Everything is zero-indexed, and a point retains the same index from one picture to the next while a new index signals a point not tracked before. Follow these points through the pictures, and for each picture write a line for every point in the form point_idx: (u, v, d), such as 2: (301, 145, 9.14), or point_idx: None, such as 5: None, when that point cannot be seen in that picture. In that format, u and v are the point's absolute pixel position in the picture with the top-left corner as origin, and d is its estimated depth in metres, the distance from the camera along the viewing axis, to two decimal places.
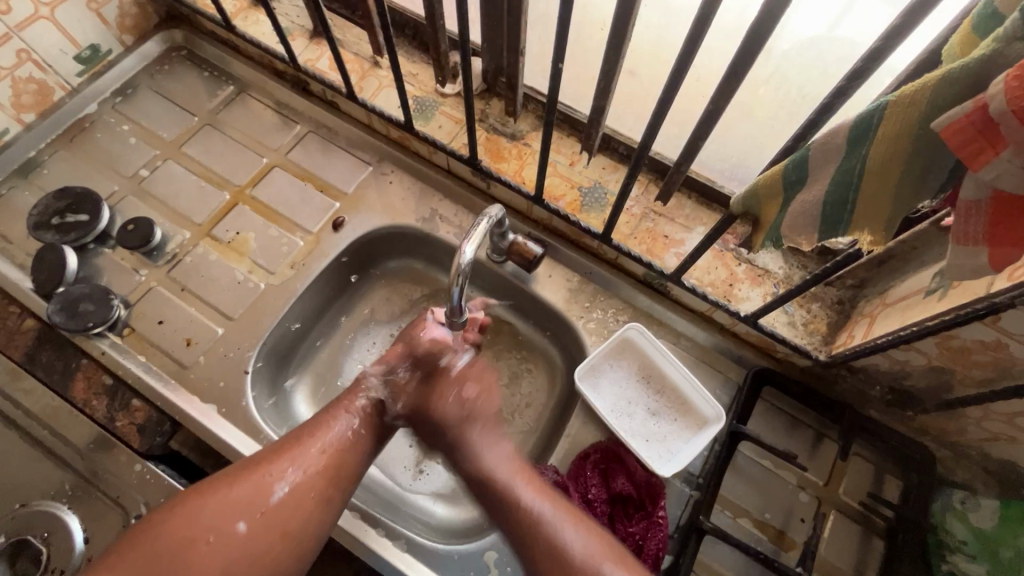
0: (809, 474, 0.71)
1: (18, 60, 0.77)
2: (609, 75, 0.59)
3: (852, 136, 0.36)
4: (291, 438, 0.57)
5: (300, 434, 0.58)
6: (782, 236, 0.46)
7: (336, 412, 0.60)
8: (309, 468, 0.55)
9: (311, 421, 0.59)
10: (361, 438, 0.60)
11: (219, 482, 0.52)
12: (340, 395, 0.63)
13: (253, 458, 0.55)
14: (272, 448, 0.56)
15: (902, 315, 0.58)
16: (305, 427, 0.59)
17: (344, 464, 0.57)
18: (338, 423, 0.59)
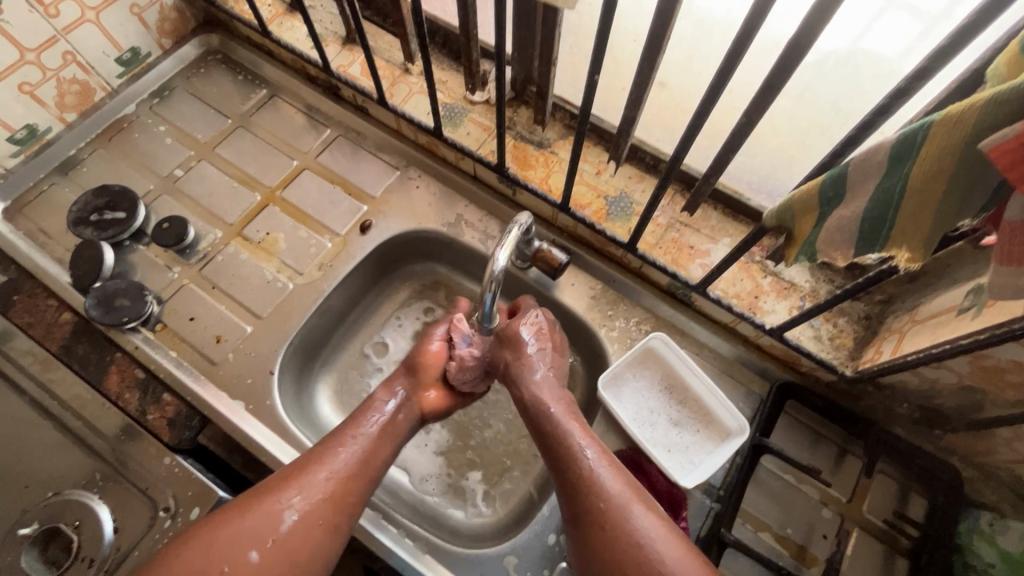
0: (832, 490, 0.71)
1: (64, 61, 0.80)
2: (641, 87, 0.60)
3: (894, 154, 0.37)
4: (298, 464, 0.57)
5: (305, 463, 0.57)
6: (816, 250, 0.47)
7: (342, 438, 0.60)
8: (316, 495, 0.55)
9: (318, 447, 0.60)
10: (369, 461, 0.59)
11: (229, 512, 0.53)
12: (347, 420, 0.63)
13: (261, 488, 0.55)
14: (282, 473, 0.57)
15: (932, 333, 0.57)
16: (312, 452, 0.59)
17: (352, 492, 0.57)
18: (345, 449, 0.59)
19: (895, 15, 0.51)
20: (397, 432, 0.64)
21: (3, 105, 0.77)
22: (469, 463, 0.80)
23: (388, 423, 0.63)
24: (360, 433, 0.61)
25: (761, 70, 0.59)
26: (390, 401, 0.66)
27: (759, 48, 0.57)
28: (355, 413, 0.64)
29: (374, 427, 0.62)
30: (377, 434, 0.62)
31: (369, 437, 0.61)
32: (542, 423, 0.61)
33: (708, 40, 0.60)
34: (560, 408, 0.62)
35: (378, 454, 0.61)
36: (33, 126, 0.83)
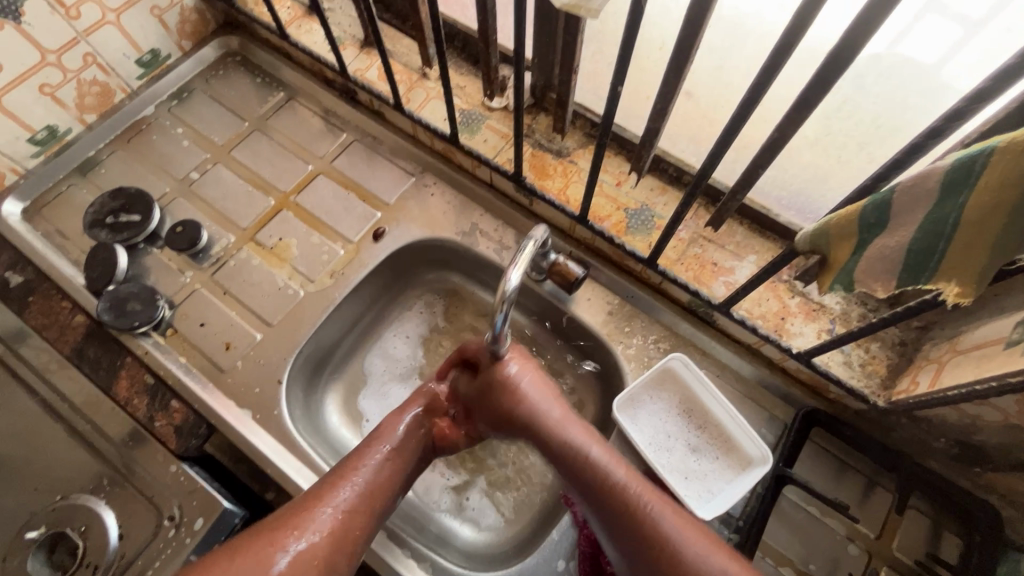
0: (860, 526, 0.67)
1: (84, 63, 0.81)
2: (666, 98, 0.57)
3: (946, 183, 0.34)
4: (307, 497, 0.57)
5: (313, 496, 0.57)
6: (854, 280, 0.44)
7: (346, 472, 0.60)
8: (324, 531, 0.55)
9: (327, 478, 0.60)
10: (373, 494, 0.59)
11: (226, 552, 0.53)
12: (352, 452, 0.62)
13: (271, 522, 0.55)
14: (283, 511, 0.56)
15: (976, 367, 0.52)
16: (322, 482, 0.59)
17: (358, 525, 0.57)
18: (349, 482, 0.59)
19: (933, 21, 0.46)
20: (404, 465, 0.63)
21: (24, 106, 0.78)
22: (478, 479, 0.78)
23: (396, 451, 0.63)
24: (367, 464, 0.60)
25: (796, 81, 0.55)
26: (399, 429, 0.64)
27: (798, 58, 0.54)
28: (367, 439, 0.63)
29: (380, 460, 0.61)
30: (384, 463, 0.61)
31: (375, 467, 0.60)
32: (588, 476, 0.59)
33: (740, 48, 0.57)
34: (605, 454, 0.60)
35: (385, 484, 0.60)
36: (53, 127, 0.83)
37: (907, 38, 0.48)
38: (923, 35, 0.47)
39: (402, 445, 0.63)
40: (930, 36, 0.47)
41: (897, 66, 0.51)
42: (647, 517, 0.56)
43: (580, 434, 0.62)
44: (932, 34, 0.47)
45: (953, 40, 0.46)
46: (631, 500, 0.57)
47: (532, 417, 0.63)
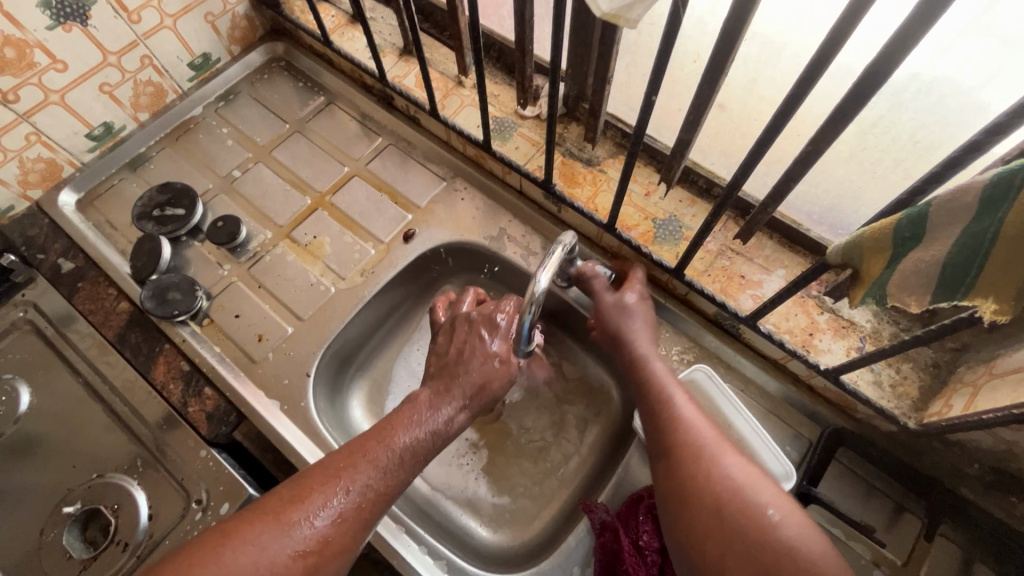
0: (886, 551, 0.65)
1: (141, 65, 0.86)
2: (698, 110, 0.58)
3: (985, 197, 0.34)
4: (316, 477, 0.54)
5: (326, 476, 0.54)
6: (887, 294, 0.43)
7: (372, 450, 0.57)
8: (334, 517, 0.52)
9: (352, 450, 0.57)
10: (388, 487, 0.56)
11: (253, 519, 0.51)
12: (379, 430, 0.59)
13: (283, 499, 0.53)
14: (306, 479, 0.54)
15: (1013, 392, 0.51)
16: (336, 463, 0.56)
17: (367, 520, 0.54)
18: (374, 461, 0.56)
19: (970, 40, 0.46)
20: (431, 446, 0.60)
21: (83, 103, 0.83)
22: (494, 480, 0.78)
23: (420, 446, 0.59)
24: (386, 457, 0.57)
25: (831, 96, 0.56)
26: (451, 410, 0.63)
27: (832, 73, 0.54)
28: (391, 422, 0.60)
29: (406, 445, 0.58)
30: (405, 457, 0.58)
31: (398, 458, 0.57)
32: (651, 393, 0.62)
33: (774, 62, 0.57)
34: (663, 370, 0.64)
35: (408, 472, 0.58)
36: (109, 124, 0.88)
37: (947, 54, 0.47)
38: (955, 48, 0.47)
39: (429, 436, 0.60)
40: (967, 56, 0.46)
41: (931, 83, 0.50)
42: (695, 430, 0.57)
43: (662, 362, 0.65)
44: (972, 51, 0.46)
45: (995, 55, 0.45)
46: (680, 419, 0.58)
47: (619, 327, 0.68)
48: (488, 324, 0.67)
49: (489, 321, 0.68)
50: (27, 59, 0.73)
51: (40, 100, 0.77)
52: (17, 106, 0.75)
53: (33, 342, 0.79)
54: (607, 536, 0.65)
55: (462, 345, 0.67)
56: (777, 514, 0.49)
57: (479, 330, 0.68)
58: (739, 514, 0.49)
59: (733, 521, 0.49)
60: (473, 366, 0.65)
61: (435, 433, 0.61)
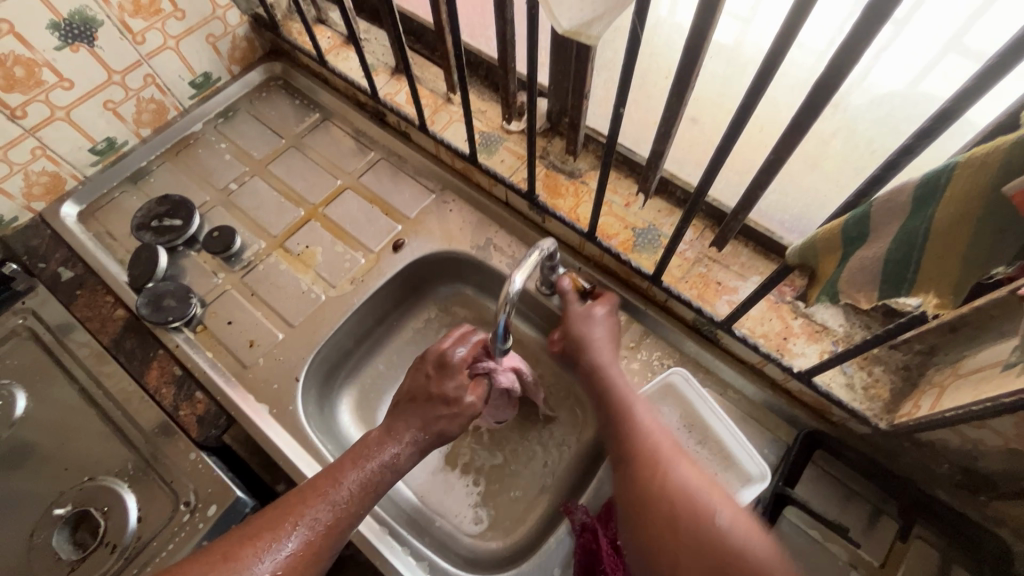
0: (863, 552, 0.66)
1: (145, 83, 0.90)
2: (669, 122, 0.61)
3: (917, 195, 0.36)
4: (266, 519, 0.56)
5: (273, 520, 0.55)
6: (839, 291, 0.46)
7: (322, 488, 0.58)
8: (284, 555, 0.53)
9: (303, 490, 0.58)
10: (336, 523, 0.57)
11: (207, 561, 0.53)
12: (329, 468, 0.61)
13: (235, 541, 0.54)
14: (255, 521, 0.56)
15: (974, 390, 0.52)
16: (286, 504, 0.57)
17: (319, 555, 0.55)
18: (324, 498, 0.57)
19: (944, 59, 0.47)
20: (383, 480, 0.61)
21: (88, 120, 0.87)
22: (476, 486, 0.80)
23: (369, 480, 0.60)
24: (335, 495, 0.58)
25: (790, 108, 0.59)
26: (400, 446, 0.63)
27: (789, 84, 0.57)
28: (342, 461, 0.61)
29: (357, 480, 0.59)
30: (355, 492, 0.59)
31: (347, 495, 0.58)
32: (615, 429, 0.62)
33: (739, 77, 0.61)
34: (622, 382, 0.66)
35: (359, 505, 0.59)
36: (112, 139, 0.92)
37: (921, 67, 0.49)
38: (925, 65, 0.48)
39: (378, 473, 0.61)
40: (940, 71, 0.48)
41: (895, 97, 0.53)
42: (650, 447, 0.58)
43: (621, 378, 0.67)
44: (953, 70, 0.47)
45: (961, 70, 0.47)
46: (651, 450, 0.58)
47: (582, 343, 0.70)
48: (436, 361, 0.68)
49: (439, 358, 0.68)
50: (35, 77, 0.77)
51: (46, 116, 0.81)
52: (24, 122, 0.79)
53: (32, 349, 0.81)
54: (586, 536, 0.66)
55: (412, 384, 0.68)
56: (730, 522, 0.50)
57: (428, 368, 0.68)
58: (691, 521, 0.51)
59: (690, 536, 0.50)
60: (421, 404, 0.66)
61: (387, 467, 0.62)
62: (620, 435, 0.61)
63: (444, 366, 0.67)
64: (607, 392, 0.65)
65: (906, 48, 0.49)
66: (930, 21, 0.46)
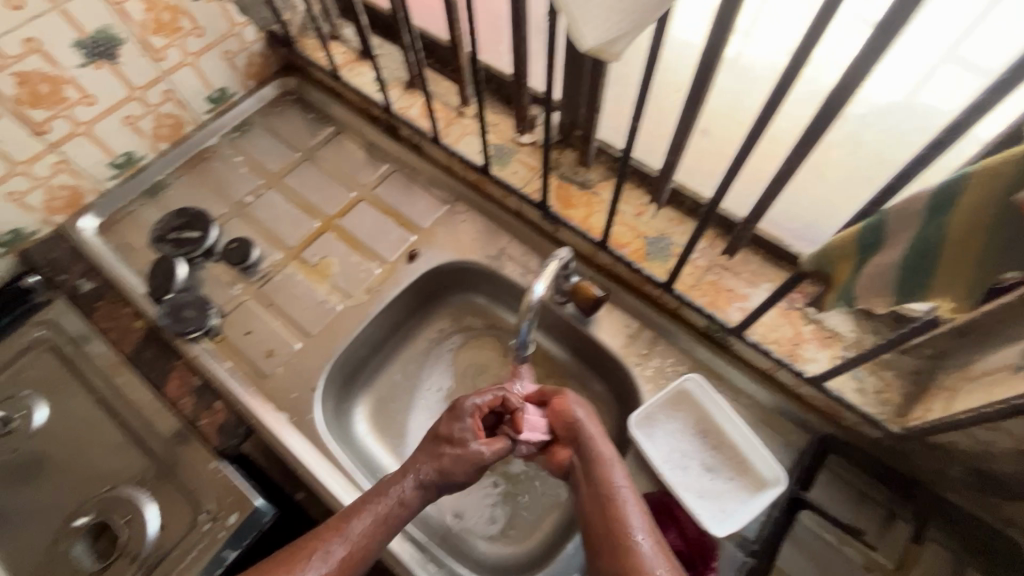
0: (877, 555, 0.66)
1: (163, 98, 0.92)
2: (683, 134, 0.63)
3: (932, 204, 0.38)
4: (291, 555, 0.58)
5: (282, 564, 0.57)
6: (854, 296, 0.47)
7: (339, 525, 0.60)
8: None
9: (321, 527, 0.61)
10: (354, 560, 0.59)
11: None
12: (344, 508, 0.62)
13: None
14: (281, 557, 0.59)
15: (986, 392, 0.54)
16: (308, 541, 0.59)
17: None
18: (340, 533, 0.59)
19: (944, 71, 0.50)
20: (399, 517, 0.62)
21: (108, 134, 0.88)
22: (495, 492, 0.79)
23: (386, 516, 0.61)
24: (350, 528, 0.60)
25: (800, 121, 0.61)
26: (415, 480, 0.64)
27: (797, 98, 0.59)
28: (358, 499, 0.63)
29: (374, 516, 0.61)
30: (372, 526, 0.60)
31: (358, 534, 0.60)
32: (602, 538, 0.59)
33: (749, 92, 0.63)
34: (602, 442, 0.65)
35: (374, 542, 0.60)
36: (130, 153, 0.93)
37: (927, 80, 0.51)
38: (924, 77, 0.51)
39: (393, 509, 0.62)
40: (942, 82, 0.50)
41: (896, 107, 0.55)
42: (616, 512, 0.60)
43: (602, 438, 0.66)
44: (953, 80, 0.50)
45: (960, 79, 0.49)
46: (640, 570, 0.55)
47: (567, 422, 0.68)
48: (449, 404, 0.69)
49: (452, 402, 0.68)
50: (60, 93, 0.79)
51: (68, 131, 0.83)
52: (47, 137, 0.81)
53: (52, 359, 0.82)
54: None
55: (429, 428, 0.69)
56: None
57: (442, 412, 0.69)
58: None
59: None
60: (428, 445, 0.66)
61: (403, 503, 0.62)
62: (590, 490, 0.63)
63: (455, 409, 0.67)
64: (585, 448, 0.65)
65: (904, 59, 0.51)
66: (929, 34, 0.48)
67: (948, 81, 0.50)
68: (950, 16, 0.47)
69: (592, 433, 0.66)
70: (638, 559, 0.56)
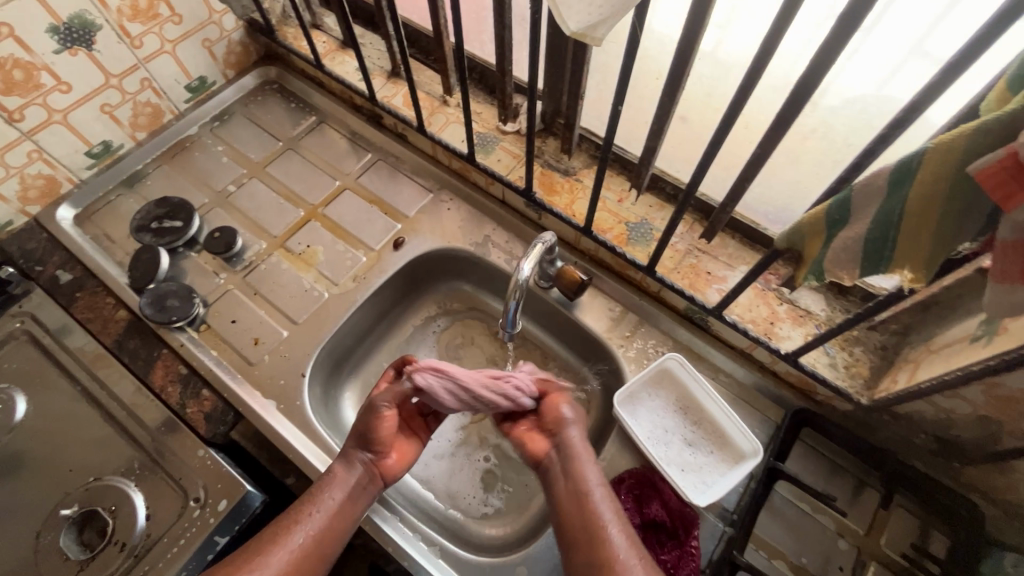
0: (849, 521, 0.70)
1: (141, 86, 0.91)
2: (662, 120, 0.65)
3: (893, 178, 0.40)
4: (256, 546, 0.59)
5: (244, 560, 0.57)
6: (824, 271, 0.50)
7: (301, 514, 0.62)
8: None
9: (282, 519, 0.62)
10: (322, 545, 0.61)
11: None
12: (304, 498, 0.64)
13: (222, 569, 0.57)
14: (245, 550, 0.59)
15: (947, 360, 0.57)
16: (272, 533, 0.60)
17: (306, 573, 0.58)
18: (303, 522, 0.61)
19: (911, 67, 0.52)
20: (358, 499, 0.65)
21: (85, 123, 0.87)
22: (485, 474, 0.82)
23: (344, 501, 0.64)
24: (310, 518, 0.61)
25: (773, 107, 0.63)
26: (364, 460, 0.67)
27: (770, 86, 0.62)
28: (315, 490, 0.65)
29: (332, 502, 0.63)
30: (331, 513, 0.62)
31: (322, 517, 0.62)
32: (578, 535, 0.59)
33: (725, 80, 0.65)
34: (578, 441, 0.68)
35: (336, 529, 0.62)
36: (108, 142, 0.92)
37: (896, 75, 0.54)
38: (893, 70, 0.53)
39: (349, 493, 0.64)
40: (907, 75, 0.53)
41: (864, 99, 0.58)
42: (586, 504, 0.61)
43: (575, 437, 0.68)
44: (917, 76, 0.52)
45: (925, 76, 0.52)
46: (613, 558, 0.56)
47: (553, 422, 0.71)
48: None
49: None
50: (34, 80, 0.77)
51: (43, 119, 0.81)
52: (22, 125, 0.79)
53: (31, 352, 0.81)
54: None
55: None
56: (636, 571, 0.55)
57: None
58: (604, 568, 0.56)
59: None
60: None
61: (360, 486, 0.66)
62: (563, 486, 0.64)
63: None
64: (560, 446, 0.68)
65: (875, 52, 0.54)
66: (897, 28, 0.51)
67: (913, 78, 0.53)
68: (916, 12, 0.49)
69: (570, 433, 0.69)
70: (608, 545, 0.57)
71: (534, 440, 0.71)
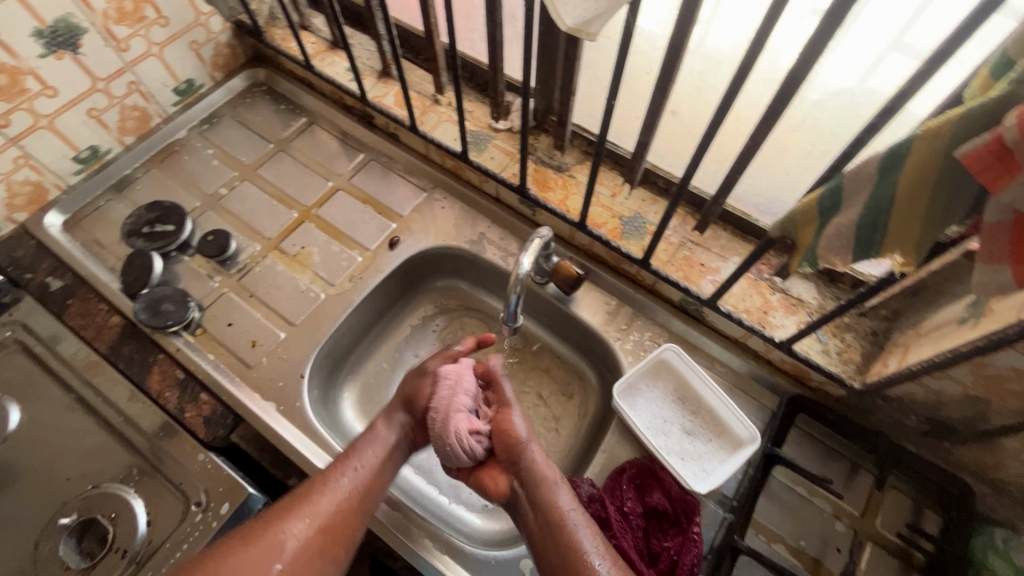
0: (844, 504, 0.71)
1: (129, 90, 0.90)
2: (653, 114, 0.66)
3: (883, 165, 0.41)
4: (289, 504, 0.63)
5: (290, 503, 0.63)
6: (818, 258, 0.51)
7: (335, 475, 0.65)
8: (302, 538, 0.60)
9: (315, 480, 0.65)
10: (354, 504, 0.64)
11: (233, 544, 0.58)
12: (338, 460, 0.68)
13: (255, 528, 0.61)
14: (278, 507, 0.63)
15: (935, 343, 0.59)
16: (304, 493, 0.64)
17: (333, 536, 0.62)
18: (337, 481, 0.65)
19: (893, 58, 0.53)
20: (382, 469, 0.68)
21: (72, 128, 0.86)
22: None
23: (371, 469, 0.67)
24: (339, 483, 0.65)
25: (763, 100, 0.65)
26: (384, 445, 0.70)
27: (759, 79, 0.63)
28: (342, 460, 0.68)
29: (360, 472, 0.66)
30: (360, 478, 0.66)
31: (365, 470, 0.67)
32: (550, 548, 0.61)
33: (715, 74, 0.66)
34: (543, 462, 0.68)
35: (362, 494, 0.65)
36: (95, 147, 0.91)
37: (879, 67, 0.55)
38: (875, 61, 0.55)
39: (373, 466, 0.67)
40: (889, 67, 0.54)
41: (849, 91, 0.59)
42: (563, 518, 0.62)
43: (541, 458, 0.68)
44: (900, 67, 0.53)
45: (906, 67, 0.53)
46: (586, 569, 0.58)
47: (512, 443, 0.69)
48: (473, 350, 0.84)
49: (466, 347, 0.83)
50: (19, 85, 0.76)
51: (30, 124, 0.80)
52: (8, 131, 0.78)
53: (21, 360, 0.80)
54: (594, 507, 0.70)
55: None
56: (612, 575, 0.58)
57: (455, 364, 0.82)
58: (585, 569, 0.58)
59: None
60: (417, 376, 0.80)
61: (385, 457, 0.69)
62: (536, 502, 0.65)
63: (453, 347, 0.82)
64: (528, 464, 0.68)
65: (856, 45, 0.55)
66: (877, 21, 0.52)
67: (895, 68, 0.54)
68: (894, 7, 0.50)
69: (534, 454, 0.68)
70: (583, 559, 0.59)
71: (494, 478, 0.69)
